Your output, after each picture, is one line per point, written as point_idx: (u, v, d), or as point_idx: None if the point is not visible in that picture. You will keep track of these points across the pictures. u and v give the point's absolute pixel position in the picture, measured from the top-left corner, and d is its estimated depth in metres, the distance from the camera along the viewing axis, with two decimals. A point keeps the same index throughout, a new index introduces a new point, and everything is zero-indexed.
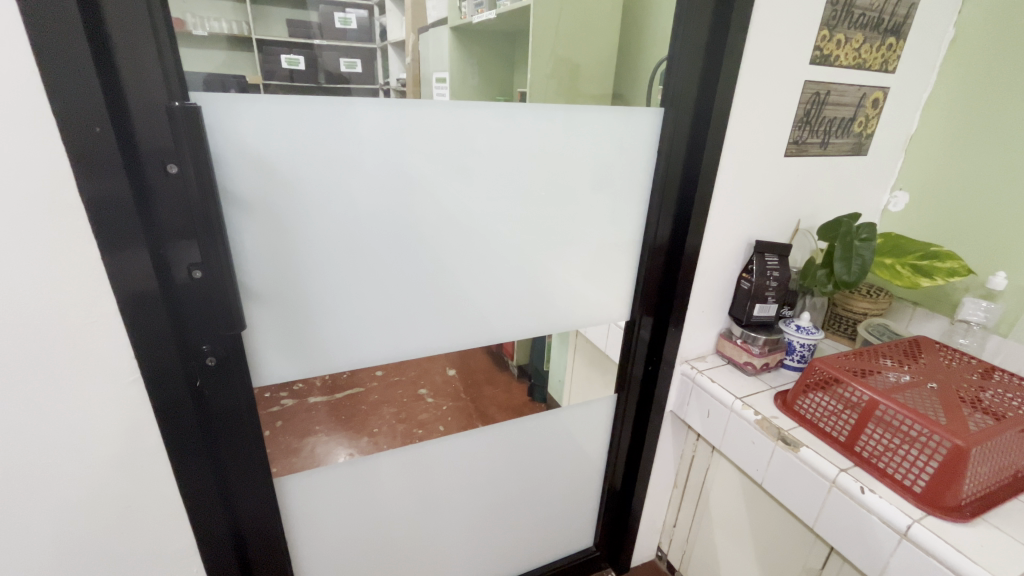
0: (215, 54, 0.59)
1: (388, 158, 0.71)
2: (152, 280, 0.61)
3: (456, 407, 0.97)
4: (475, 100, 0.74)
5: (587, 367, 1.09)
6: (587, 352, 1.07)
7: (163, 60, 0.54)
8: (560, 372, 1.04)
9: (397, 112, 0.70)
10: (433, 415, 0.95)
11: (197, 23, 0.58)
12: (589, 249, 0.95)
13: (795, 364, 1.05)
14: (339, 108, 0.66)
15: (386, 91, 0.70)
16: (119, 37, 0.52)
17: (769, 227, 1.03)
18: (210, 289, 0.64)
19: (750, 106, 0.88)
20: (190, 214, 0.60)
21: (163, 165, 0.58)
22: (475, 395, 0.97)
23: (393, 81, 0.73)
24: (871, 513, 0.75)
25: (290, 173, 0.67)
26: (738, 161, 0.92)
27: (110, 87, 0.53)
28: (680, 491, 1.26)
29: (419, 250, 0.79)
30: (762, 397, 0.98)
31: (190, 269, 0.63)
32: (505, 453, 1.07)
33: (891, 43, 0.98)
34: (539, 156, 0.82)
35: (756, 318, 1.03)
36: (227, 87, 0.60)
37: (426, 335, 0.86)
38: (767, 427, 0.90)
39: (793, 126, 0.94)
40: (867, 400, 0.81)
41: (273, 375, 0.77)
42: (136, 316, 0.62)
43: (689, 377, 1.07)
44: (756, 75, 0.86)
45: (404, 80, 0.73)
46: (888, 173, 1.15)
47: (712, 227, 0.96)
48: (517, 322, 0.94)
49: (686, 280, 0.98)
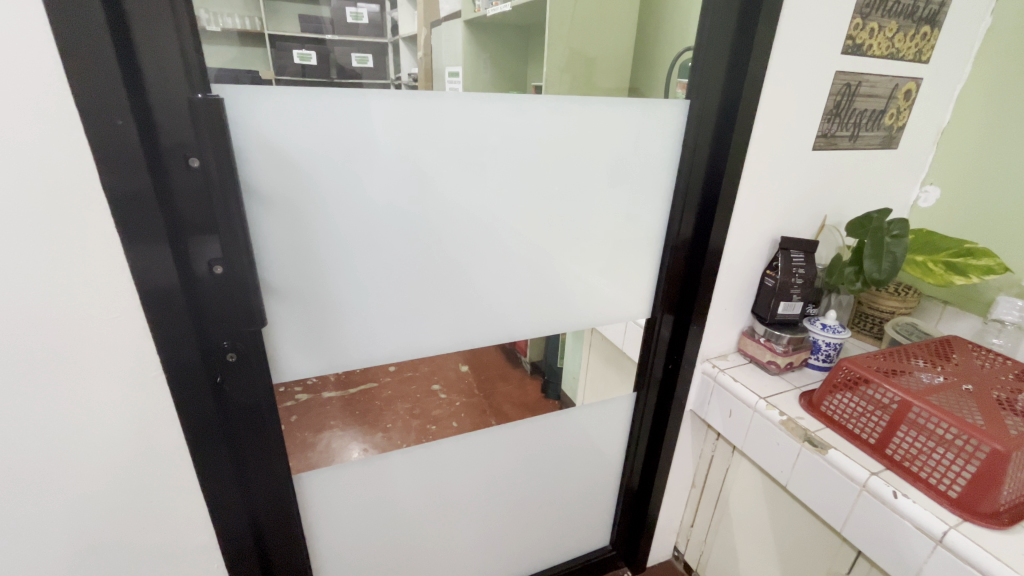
0: (226, 52, 0.58)
1: (409, 151, 0.70)
2: (175, 277, 0.61)
3: (469, 403, 0.95)
4: (496, 93, 0.72)
5: (602, 365, 1.07)
6: (602, 349, 1.05)
7: (185, 52, 0.53)
8: (575, 369, 1.02)
9: (417, 104, 0.68)
10: (446, 411, 0.94)
11: (211, 19, 0.56)
12: (610, 247, 0.93)
13: (820, 363, 1.03)
14: (356, 101, 0.65)
15: (397, 85, 0.69)
16: (140, 29, 0.51)
17: (795, 222, 1.00)
18: (231, 285, 0.64)
19: (778, 99, 0.86)
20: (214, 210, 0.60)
21: (186, 159, 0.57)
22: (488, 391, 0.95)
23: (404, 76, 0.71)
24: (904, 518, 0.72)
25: (311, 167, 0.66)
26: (765, 156, 0.90)
27: (133, 79, 0.52)
28: (698, 491, 1.24)
29: (438, 247, 0.78)
30: (787, 396, 0.96)
31: (211, 264, 0.63)
32: (522, 452, 1.06)
33: (926, 32, 0.95)
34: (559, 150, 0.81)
35: (780, 316, 1.01)
36: (241, 80, 0.59)
37: (444, 331, 0.85)
38: (792, 428, 0.88)
39: (823, 118, 0.92)
40: (899, 401, 0.79)
41: (294, 370, 0.77)
42: (158, 311, 0.62)
43: (710, 376, 1.05)
44: (785, 65, 0.83)
45: (416, 76, 0.72)
46: (918, 167, 1.11)
47: (737, 224, 0.94)
48: (537, 320, 0.93)
49: (709, 277, 0.96)
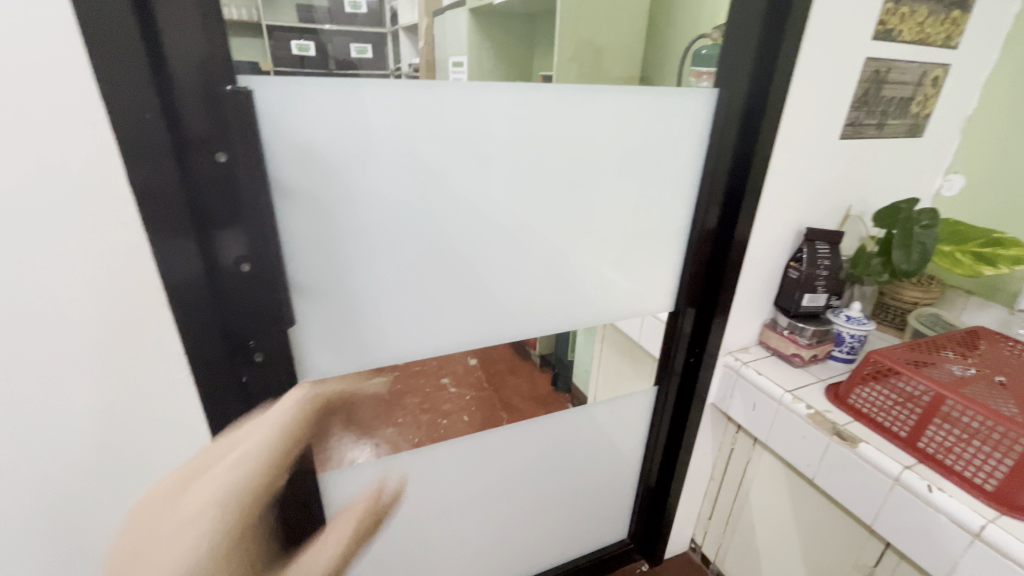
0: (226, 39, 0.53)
1: (434, 144, 0.69)
2: (200, 275, 0.59)
3: (479, 397, 0.97)
4: (523, 83, 0.71)
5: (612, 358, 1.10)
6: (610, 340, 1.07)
7: (210, 40, 0.51)
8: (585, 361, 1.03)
9: (412, 94, 0.65)
10: (455, 406, 0.95)
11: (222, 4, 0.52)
12: (634, 240, 0.91)
13: (844, 356, 1.01)
14: (354, 91, 0.62)
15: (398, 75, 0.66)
16: (164, 14, 0.48)
17: (820, 213, 0.99)
18: (258, 283, 0.62)
19: (808, 87, 0.83)
20: (242, 206, 0.58)
21: (212, 153, 0.55)
22: (497, 384, 0.97)
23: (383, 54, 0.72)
24: (938, 512, 0.72)
25: (337, 161, 0.64)
26: (793, 145, 0.88)
27: (158, 70, 0.50)
28: (717, 484, 1.23)
29: (462, 244, 0.77)
30: (812, 389, 0.95)
31: (238, 261, 0.60)
32: (542, 447, 1.05)
33: (956, 17, 0.92)
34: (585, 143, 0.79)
35: (805, 308, 0.99)
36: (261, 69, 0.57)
37: (468, 327, 0.84)
38: (820, 422, 0.87)
39: (851, 106, 0.90)
40: (932, 394, 0.78)
41: (317, 370, 0.75)
42: (184, 310, 0.60)
43: (733, 369, 1.04)
44: (816, 51, 0.81)
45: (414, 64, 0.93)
46: (942, 155, 1.10)
47: (763, 215, 0.92)
48: (558, 316, 0.91)
49: (733, 270, 0.95)
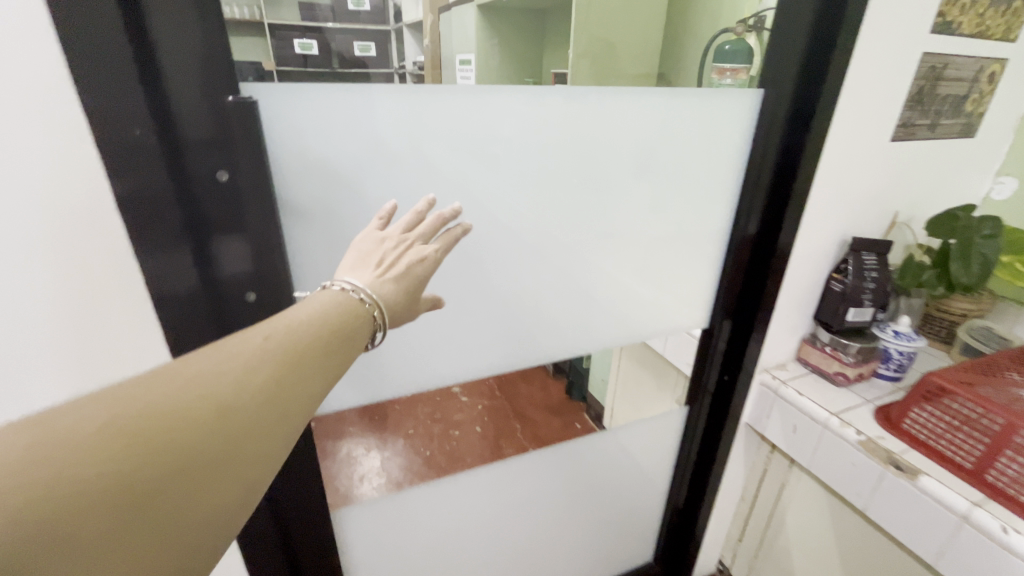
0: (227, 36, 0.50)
1: (457, 155, 0.63)
2: (203, 302, 0.54)
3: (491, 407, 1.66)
4: (551, 86, 0.64)
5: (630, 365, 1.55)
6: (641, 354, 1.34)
7: (210, 43, 0.45)
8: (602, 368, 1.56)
9: (415, 100, 0.57)
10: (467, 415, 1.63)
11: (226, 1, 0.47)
12: (669, 250, 0.85)
13: (890, 374, 0.95)
14: (361, 98, 0.55)
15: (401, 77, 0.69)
16: (157, 14, 0.42)
17: (866, 221, 0.92)
18: (266, 313, 0.57)
19: (861, 85, 0.76)
20: (249, 228, 0.53)
21: (213, 171, 0.49)
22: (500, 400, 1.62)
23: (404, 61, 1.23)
24: (1015, 557, 0.65)
25: (353, 178, 0.58)
26: (842, 148, 0.81)
27: (152, 77, 0.44)
28: (748, 505, 1.17)
29: (487, 261, 0.71)
30: (860, 412, 0.88)
31: (244, 290, 0.55)
32: (567, 472, 0.99)
33: (1018, 8, 0.85)
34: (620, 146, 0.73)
35: (849, 323, 0.93)
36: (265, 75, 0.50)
37: (493, 353, 0.78)
38: (873, 449, 0.80)
39: (904, 106, 0.82)
40: (1003, 424, 0.71)
41: (332, 404, 0.69)
42: (184, 342, 0.54)
43: (771, 389, 0.98)
44: (872, 46, 0.74)
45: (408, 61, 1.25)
46: (994, 156, 1.02)
47: (807, 224, 0.85)
48: (587, 333, 0.85)
49: (774, 283, 0.88)
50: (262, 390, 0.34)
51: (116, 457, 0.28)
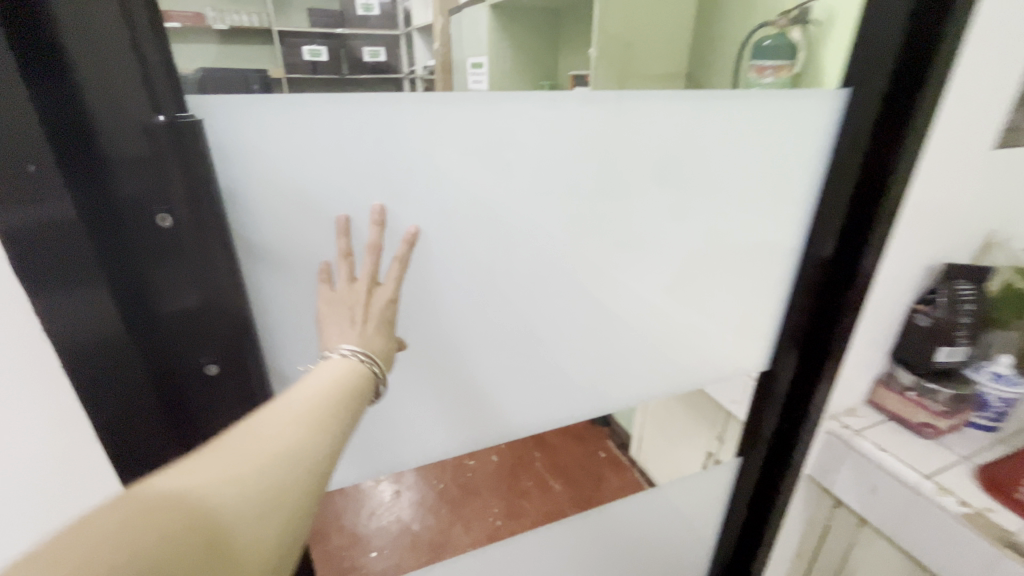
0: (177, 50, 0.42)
1: (468, 177, 0.53)
2: (144, 370, 0.44)
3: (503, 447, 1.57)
4: (586, 94, 0.54)
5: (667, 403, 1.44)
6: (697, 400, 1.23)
7: (138, 48, 0.35)
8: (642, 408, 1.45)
9: (415, 115, 0.48)
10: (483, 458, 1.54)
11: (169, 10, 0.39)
12: (721, 288, 0.73)
13: (987, 424, 0.80)
14: (349, 112, 0.46)
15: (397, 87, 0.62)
16: (63, 9, 0.32)
17: (957, 243, 0.77)
18: (233, 386, 0.47)
19: (966, 84, 0.63)
20: (207, 287, 0.43)
21: (153, 216, 0.39)
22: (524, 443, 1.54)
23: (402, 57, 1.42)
24: None
25: (338, 208, 0.49)
26: (937, 160, 0.67)
27: (56, 92, 0.34)
28: (805, 564, 1.02)
29: (498, 299, 0.62)
30: (958, 474, 0.73)
31: (204, 363, 0.46)
32: (600, 541, 0.85)
33: None
34: (667, 171, 0.61)
35: (939, 364, 0.78)
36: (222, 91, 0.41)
37: (507, 399, 0.69)
38: (983, 527, 0.66)
39: (1010, 107, 0.69)
40: None
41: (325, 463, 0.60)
42: (117, 417, 0.44)
43: (840, 438, 0.83)
44: (984, 35, 0.60)
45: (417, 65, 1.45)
46: None
47: (891, 250, 0.72)
48: (620, 380, 0.74)
49: (849, 318, 0.74)
50: (332, 442, 0.36)
51: (224, 515, 0.29)
